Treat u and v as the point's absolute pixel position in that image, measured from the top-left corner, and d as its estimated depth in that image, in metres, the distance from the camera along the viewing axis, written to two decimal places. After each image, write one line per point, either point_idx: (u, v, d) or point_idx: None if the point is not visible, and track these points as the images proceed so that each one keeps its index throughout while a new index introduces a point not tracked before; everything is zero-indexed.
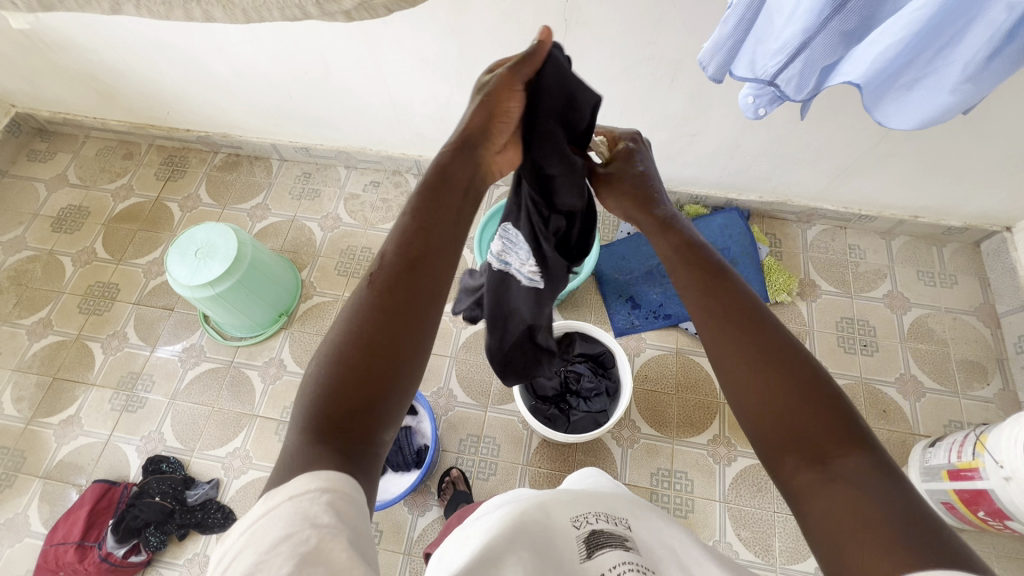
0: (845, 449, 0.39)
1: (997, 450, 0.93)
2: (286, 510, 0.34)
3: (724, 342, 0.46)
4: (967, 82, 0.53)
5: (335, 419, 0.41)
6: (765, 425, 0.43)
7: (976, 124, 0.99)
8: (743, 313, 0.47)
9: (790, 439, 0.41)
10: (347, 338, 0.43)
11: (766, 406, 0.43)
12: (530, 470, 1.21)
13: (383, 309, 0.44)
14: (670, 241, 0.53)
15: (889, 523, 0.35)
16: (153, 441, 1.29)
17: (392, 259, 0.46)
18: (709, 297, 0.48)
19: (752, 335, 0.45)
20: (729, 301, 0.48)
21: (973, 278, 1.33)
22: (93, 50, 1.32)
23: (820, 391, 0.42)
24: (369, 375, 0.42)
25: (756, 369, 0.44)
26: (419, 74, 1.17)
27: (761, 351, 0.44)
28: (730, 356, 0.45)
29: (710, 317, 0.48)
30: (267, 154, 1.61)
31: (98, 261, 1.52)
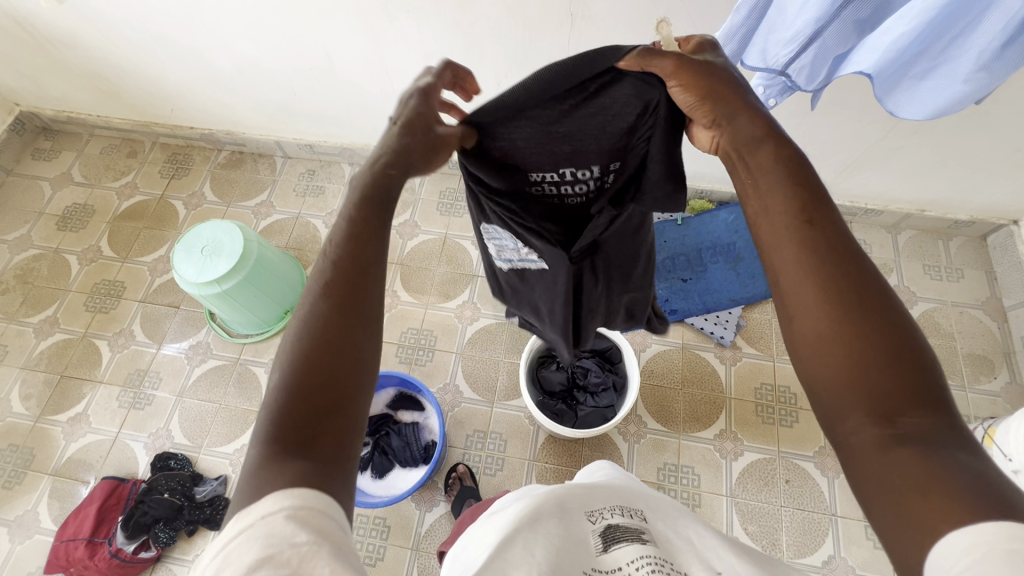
0: (919, 409, 0.37)
1: (1005, 444, 0.93)
2: (261, 531, 0.35)
3: (803, 281, 0.40)
4: (980, 71, 0.53)
5: (297, 437, 0.40)
6: (827, 378, 0.39)
7: (984, 117, 0.99)
8: (831, 247, 0.41)
9: (862, 392, 0.38)
10: (296, 356, 0.42)
11: (836, 353, 0.39)
12: (537, 465, 1.21)
13: (325, 323, 0.43)
14: (772, 153, 0.44)
15: (961, 490, 0.33)
16: (160, 438, 1.30)
17: (334, 275, 0.45)
18: (789, 231, 0.42)
19: (836, 273, 0.40)
20: (817, 234, 0.41)
21: (980, 271, 1.32)
22: (96, 48, 1.32)
23: (897, 344, 0.38)
24: (322, 389, 0.42)
25: (840, 311, 0.39)
26: (424, 69, 1.17)
27: (842, 296, 0.39)
28: (808, 288, 0.40)
29: (787, 253, 0.42)
30: (271, 151, 1.61)
31: (103, 259, 1.52)
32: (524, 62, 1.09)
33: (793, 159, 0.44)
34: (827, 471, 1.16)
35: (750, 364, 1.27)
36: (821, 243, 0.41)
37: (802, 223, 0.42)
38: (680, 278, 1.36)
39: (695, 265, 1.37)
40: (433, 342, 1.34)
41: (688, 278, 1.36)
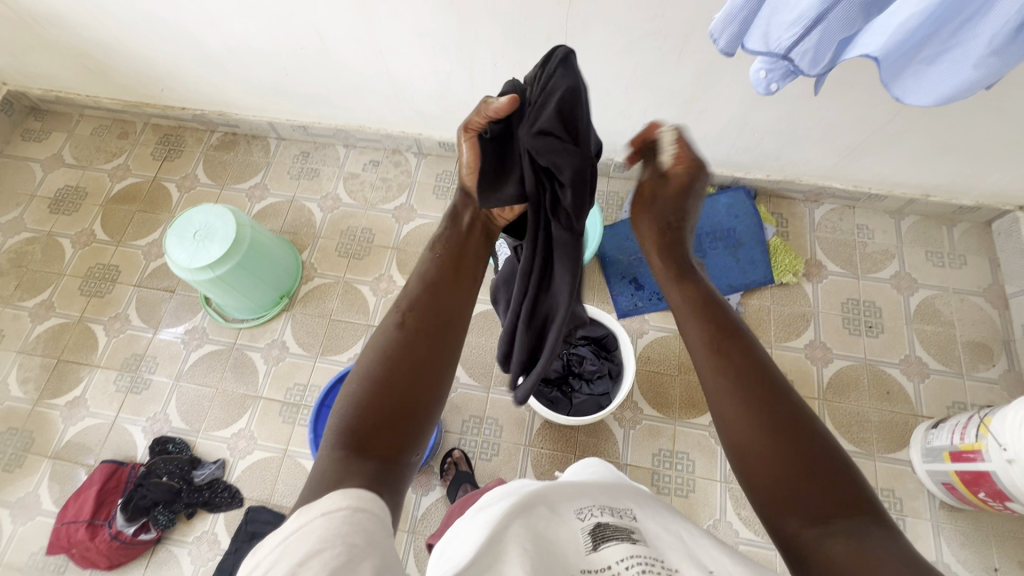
0: (845, 512, 0.45)
1: (1001, 433, 0.93)
2: (318, 527, 0.36)
3: (726, 403, 0.53)
4: (992, 56, 0.50)
5: (359, 440, 0.47)
6: (765, 475, 0.48)
7: (993, 101, 0.96)
8: (747, 372, 0.54)
9: (791, 497, 0.47)
10: (379, 361, 0.53)
11: (767, 451, 0.49)
12: (532, 450, 1.21)
13: (411, 336, 0.55)
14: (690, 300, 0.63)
15: (881, 562, 0.40)
16: (158, 422, 1.30)
17: (418, 309, 0.58)
18: (724, 361, 0.55)
19: (753, 392, 0.52)
20: (733, 362, 0.55)
21: (982, 257, 1.31)
22: (82, 26, 1.28)
23: (813, 445, 0.49)
24: (396, 380, 0.51)
25: (761, 424, 0.50)
26: (418, 48, 1.13)
27: (762, 409, 0.51)
28: (731, 406, 0.52)
29: (712, 382, 0.55)
30: (264, 133, 1.58)
31: (97, 243, 1.51)
32: (520, 41, 1.06)
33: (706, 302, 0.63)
34: None
35: None
36: (733, 369, 0.54)
37: (717, 349, 0.56)
38: None
39: (694, 251, 1.35)
40: None
41: None
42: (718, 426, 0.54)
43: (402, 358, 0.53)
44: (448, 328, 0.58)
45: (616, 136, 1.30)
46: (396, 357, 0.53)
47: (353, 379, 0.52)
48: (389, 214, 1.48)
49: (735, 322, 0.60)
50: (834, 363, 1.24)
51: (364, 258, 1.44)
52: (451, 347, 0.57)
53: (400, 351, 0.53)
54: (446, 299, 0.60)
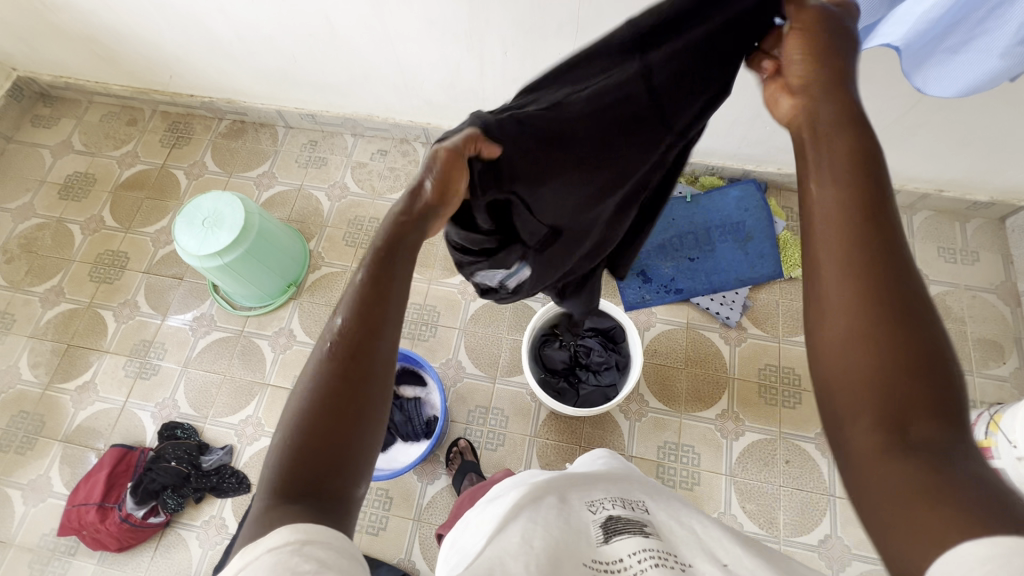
0: (935, 422, 0.33)
1: (1011, 431, 0.92)
2: (265, 564, 0.35)
3: (834, 270, 0.37)
4: (1019, 45, 0.50)
5: (299, 485, 0.41)
6: (843, 366, 0.35)
7: (1013, 94, 0.94)
8: (869, 230, 0.37)
9: (877, 394, 0.34)
10: (311, 402, 0.43)
11: (860, 353, 0.35)
12: (537, 441, 1.22)
13: (342, 373, 0.44)
14: (838, 114, 0.40)
15: (962, 500, 0.30)
16: (167, 408, 1.31)
17: (347, 322, 0.45)
18: (849, 210, 0.37)
19: (879, 269, 0.36)
20: (861, 217, 0.37)
21: (995, 254, 1.29)
22: (91, 11, 1.28)
23: (926, 348, 0.34)
24: (332, 429, 0.43)
25: (874, 311, 0.35)
26: (428, 37, 1.13)
27: (875, 287, 0.35)
28: (835, 277, 0.36)
29: (825, 235, 0.38)
30: (273, 121, 1.58)
31: (106, 229, 1.51)
32: (531, 29, 1.05)
33: (859, 128, 0.39)
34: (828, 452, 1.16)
35: (755, 345, 1.26)
36: (856, 232, 0.37)
37: (833, 209, 0.38)
38: (687, 256, 1.34)
39: (703, 244, 1.34)
40: (436, 318, 1.34)
41: (695, 257, 1.33)
42: (811, 291, 0.38)
43: (331, 400, 0.43)
44: (386, 333, 0.46)
45: None
46: (325, 398, 0.43)
47: (286, 421, 0.43)
48: None
49: (882, 169, 0.39)
50: None
51: None
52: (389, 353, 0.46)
53: (329, 384, 0.44)
54: (391, 293, 0.47)
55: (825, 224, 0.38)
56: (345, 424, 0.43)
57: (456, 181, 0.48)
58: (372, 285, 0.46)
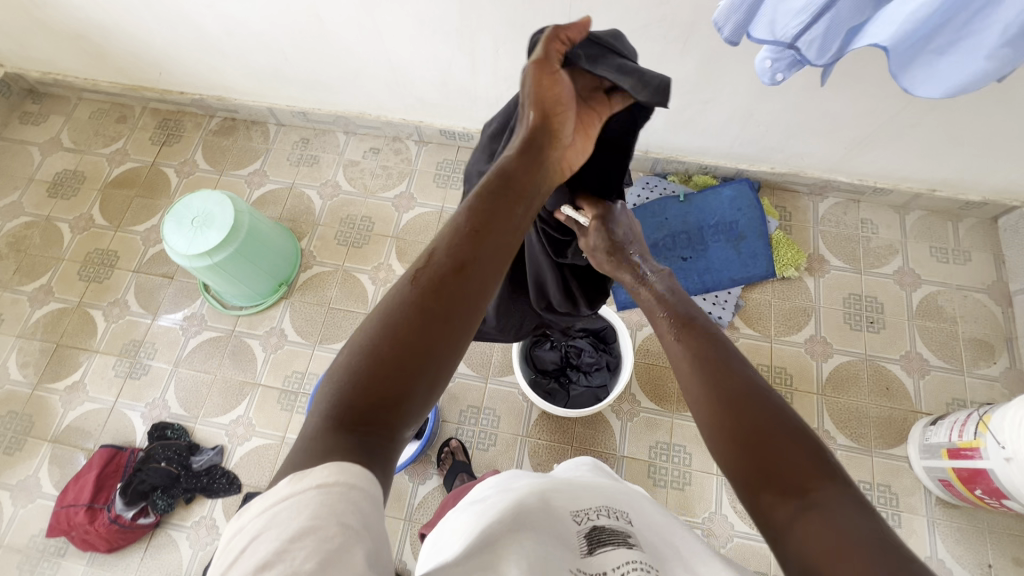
0: (823, 488, 0.41)
1: (1000, 431, 0.93)
2: (313, 500, 0.34)
3: (703, 405, 0.51)
4: (1005, 46, 0.49)
5: (357, 414, 0.41)
6: (738, 465, 0.46)
7: (1004, 95, 0.94)
8: (720, 372, 0.53)
9: (765, 478, 0.44)
10: (386, 333, 0.43)
11: (734, 457, 0.46)
12: (529, 442, 1.21)
13: (422, 306, 0.44)
14: (674, 322, 0.61)
15: (857, 542, 0.36)
16: (157, 408, 1.31)
17: (443, 257, 0.46)
18: (700, 365, 0.54)
19: (731, 384, 0.51)
20: (707, 365, 0.54)
21: (987, 254, 1.29)
22: (78, 7, 1.26)
23: (794, 435, 0.45)
24: (403, 361, 0.42)
25: (725, 408, 0.49)
26: (419, 34, 1.11)
27: (729, 404, 0.49)
28: (705, 405, 0.51)
29: (691, 391, 0.54)
30: (264, 119, 1.57)
31: (95, 228, 1.50)
32: (523, 27, 1.04)
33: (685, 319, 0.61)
34: None
35: (747, 345, 1.26)
36: (708, 363, 0.54)
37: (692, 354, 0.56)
38: (680, 256, 1.34)
39: (696, 243, 1.34)
40: None
41: (688, 256, 1.33)
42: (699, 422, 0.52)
43: (412, 332, 0.43)
44: (474, 276, 0.46)
45: None
46: (410, 327, 0.43)
47: (356, 347, 0.43)
48: (389, 202, 1.47)
49: (716, 333, 0.58)
50: (834, 359, 1.24)
51: (363, 247, 1.43)
52: (479, 300, 0.46)
53: (410, 314, 0.44)
54: (488, 234, 0.48)
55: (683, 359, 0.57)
56: (415, 364, 0.43)
57: (548, 91, 0.53)
58: (472, 227, 0.47)
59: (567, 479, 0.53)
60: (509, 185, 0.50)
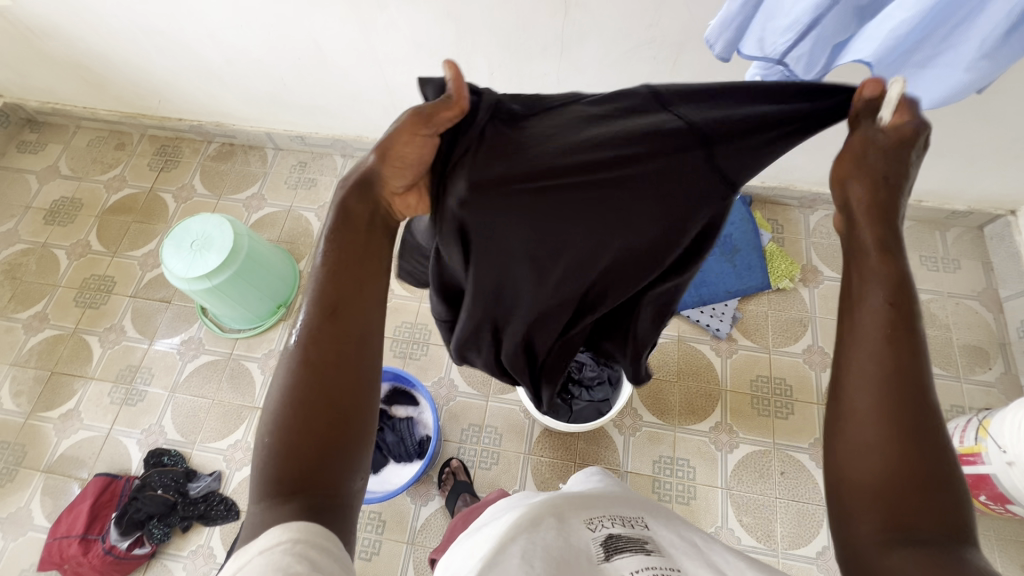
0: (934, 526, 0.40)
1: (1001, 436, 0.93)
2: (258, 565, 0.38)
3: (863, 402, 0.43)
4: (983, 58, 0.52)
5: (289, 484, 0.44)
6: (865, 458, 0.42)
7: (980, 105, 0.98)
8: (899, 370, 0.43)
9: (887, 498, 0.41)
10: (288, 403, 0.47)
11: (873, 459, 0.42)
12: (532, 459, 1.21)
13: (311, 364, 0.48)
14: (884, 268, 0.46)
15: None
16: (153, 434, 1.29)
17: (311, 311, 0.50)
18: (884, 344, 0.44)
19: (902, 397, 0.42)
20: (893, 352, 0.43)
21: (976, 261, 1.32)
22: (81, 38, 1.29)
23: (940, 471, 0.41)
24: (313, 407, 0.47)
25: (892, 430, 0.42)
26: (416, 59, 1.14)
27: (897, 418, 0.42)
28: (866, 399, 0.43)
29: (852, 364, 0.45)
30: (262, 143, 1.58)
31: (92, 254, 1.50)
32: (518, 50, 1.07)
33: (901, 280, 0.45)
34: None
35: (745, 356, 1.27)
36: (901, 359, 0.43)
37: (888, 333, 0.44)
38: None
39: None
40: (428, 336, 1.34)
41: None
42: (841, 402, 0.45)
43: (312, 379, 0.48)
44: (352, 316, 0.50)
45: None
46: (303, 373, 0.48)
47: (265, 428, 0.47)
48: None
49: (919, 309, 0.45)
50: None
51: None
52: (368, 333, 0.51)
53: (306, 365, 0.48)
54: (356, 280, 0.51)
55: (871, 356, 0.44)
56: (326, 404, 0.47)
57: (403, 151, 0.51)
58: (332, 272, 0.51)
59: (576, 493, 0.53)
60: (351, 220, 0.53)
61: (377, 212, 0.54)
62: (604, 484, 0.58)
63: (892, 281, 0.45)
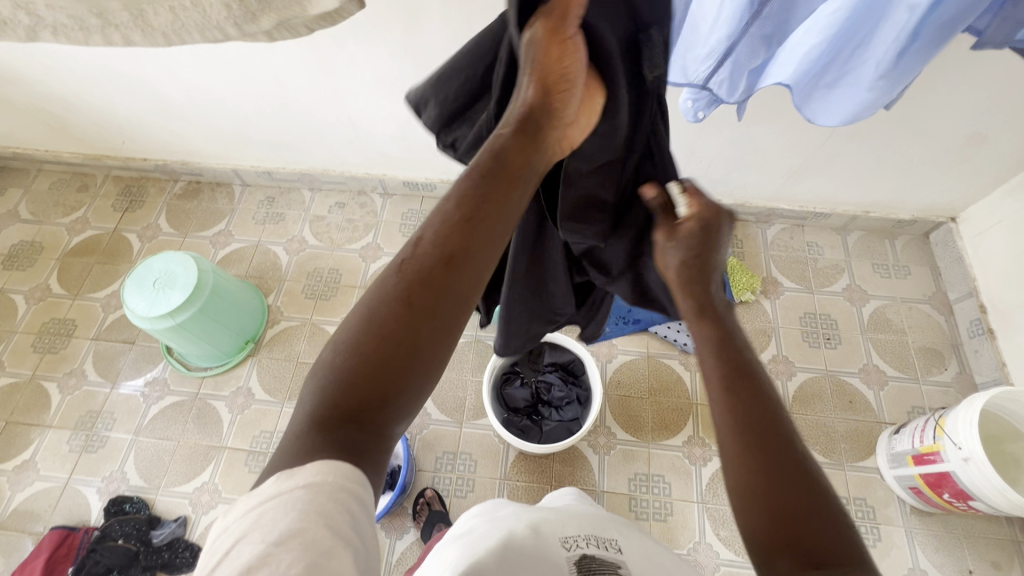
0: (841, 560, 0.38)
1: (956, 433, 0.96)
2: (300, 501, 0.34)
3: (734, 457, 0.43)
4: (881, 79, 0.57)
5: (343, 411, 0.38)
6: (754, 514, 0.41)
7: (907, 120, 1.05)
8: (751, 418, 0.44)
9: (785, 541, 0.39)
10: (368, 324, 0.40)
11: (755, 513, 0.41)
12: (508, 484, 1.19)
13: (408, 302, 0.40)
14: (701, 329, 0.50)
15: None
16: (115, 481, 1.24)
17: (430, 247, 0.41)
18: (728, 399, 0.45)
19: (757, 429, 0.43)
20: (740, 400, 0.45)
21: (924, 267, 1.38)
22: (41, 83, 1.29)
23: (816, 502, 0.40)
24: (396, 353, 0.39)
25: (758, 471, 0.42)
26: (378, 94, 1.18)
27: (764, 460, 0.42)
28: (733, 455, 0.43)
29: (719, 425, 0.45)
30: (229, 180, 1.59)
31: (53, 298, 1.46)
32: None
33: (722, 337, 0.49)
34: None
35: None
36: (744, 403, 0.44)
37: (722, 386, 0.46)
38: None
39: None
40: None
41: None
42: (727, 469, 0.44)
43: (400, 324, 0.39)
44: (461, 268, 0.41)
45: None
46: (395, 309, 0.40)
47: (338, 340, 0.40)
48: (356, 253, 1.49)
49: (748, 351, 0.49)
50: (798, 377, 1.28)
51: (331, 299, 1.43)
52: (474, 293, 0.42)
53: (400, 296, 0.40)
54: (483, 219, 0.43)
55: (718, 392, 0.46)
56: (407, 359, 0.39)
57: (557, 66, 0.44)
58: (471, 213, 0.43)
59: (555, 511, 0.53)
60: (505, 163, 0.45)
61: (532, 161, 0.46)
62: (583, 505, 0.58)
63: (712, 338, 0.49)
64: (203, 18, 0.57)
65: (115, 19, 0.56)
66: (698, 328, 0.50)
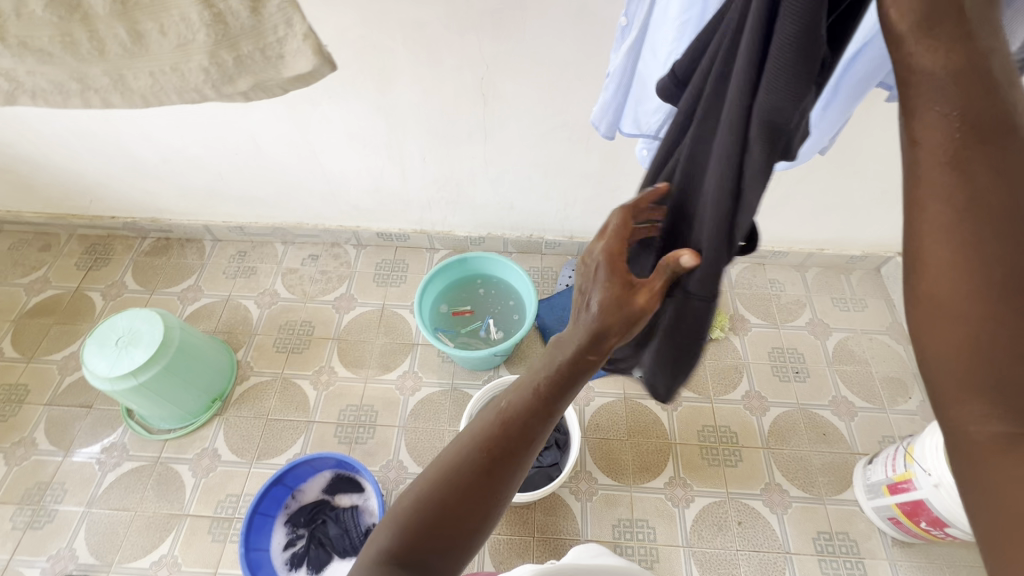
0: None
1: (924, 460, 0.98)
2: None
3: (945, 292, 0.37)
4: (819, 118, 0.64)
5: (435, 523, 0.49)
6: (948, 352, 0.38)
7: (845, 163, 1.14)
8: (980, 250, 0.35)
9: (979, 377, 0.37)
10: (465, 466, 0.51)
11: (956, 342, 0.37)
12: (489, 539, 1.15)
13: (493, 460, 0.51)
14: (937, 137, 0.35)
15: None
16: (62, 559, 1.14)
17: (518, 423, 0.51)
18: (964, 227, 0.36)
19: (989, 225, 0.35)
20: (970, 232, 0.35)
21: (879, 300, 1.45)
22: (9, 145, 1.29)
23: None
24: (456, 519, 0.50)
25: (986, 305, 0.36)
26: (351, 149, 1.21)
27: (987, 297, 0.36)
28: (957, 293, 0.36)
29: (931, 256, 0.37)
30: (200, 236, 1.58)
31: (5, 362, 1.40)
32: (447, 135, 1.16)
33: (961, 145, 0.35)
34: (776, 508, 1.18)
35: (690, 408, 1.30)
36: (972, 193, 0.35)
37: (949, 164, 0.36)
38: None
39: None
40: (374, 417, 1.30)
41: None
42: (907, 247, 0.39)
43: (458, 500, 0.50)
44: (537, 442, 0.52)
45: (543, 216, 1.40)
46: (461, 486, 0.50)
47: (444, 470, 0.51)
48: (330, 304, 1.48)
49: (998, 140, 0.35)
50: (771, 412, 1.30)
51: (303, 352, 1.40)
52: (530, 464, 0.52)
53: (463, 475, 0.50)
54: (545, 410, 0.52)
55: (942, 168, 0.36)
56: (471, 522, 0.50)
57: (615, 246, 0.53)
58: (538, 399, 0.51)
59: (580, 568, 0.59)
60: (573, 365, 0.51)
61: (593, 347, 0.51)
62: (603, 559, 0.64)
63: (952, 75, 0.34)
64: (182, 81, 0.58)
65: (94, 84, 0.59)
66: (927, 69, 0.35)
